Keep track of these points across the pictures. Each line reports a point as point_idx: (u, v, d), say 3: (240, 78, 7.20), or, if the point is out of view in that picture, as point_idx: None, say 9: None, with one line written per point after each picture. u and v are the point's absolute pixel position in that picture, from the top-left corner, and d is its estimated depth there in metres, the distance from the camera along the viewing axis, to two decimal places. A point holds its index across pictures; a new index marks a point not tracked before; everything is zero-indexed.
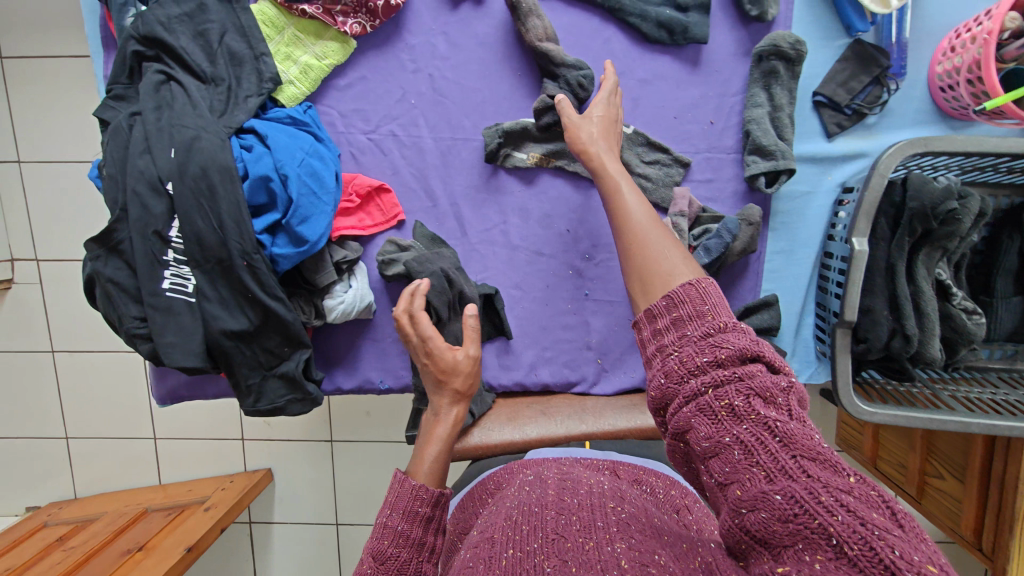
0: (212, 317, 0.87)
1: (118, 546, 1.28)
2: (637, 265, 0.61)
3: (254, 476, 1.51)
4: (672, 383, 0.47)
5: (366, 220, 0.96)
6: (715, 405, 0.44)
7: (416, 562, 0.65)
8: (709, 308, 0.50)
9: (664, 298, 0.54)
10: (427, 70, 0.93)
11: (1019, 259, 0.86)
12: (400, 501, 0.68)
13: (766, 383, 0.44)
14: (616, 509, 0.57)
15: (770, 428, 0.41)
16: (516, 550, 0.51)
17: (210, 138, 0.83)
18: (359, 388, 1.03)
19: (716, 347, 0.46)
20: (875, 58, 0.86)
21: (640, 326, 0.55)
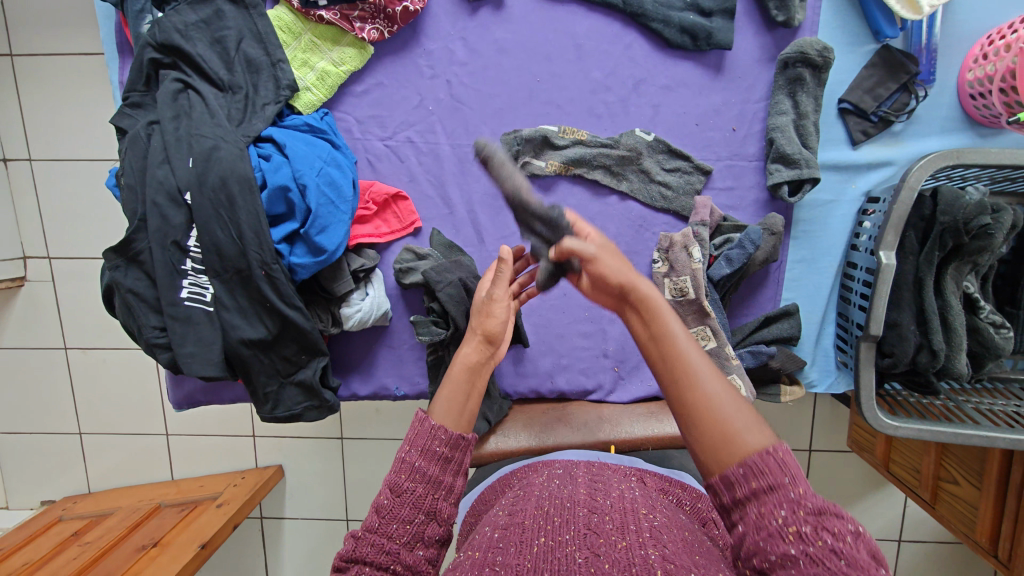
0: (231, 326, 0.87)
1: (134, 542, 1.30)
2: (700, 433, 0.49)
3: (265, 472, 1.52)
4: (750, 532, 0.45)
5: (383, 227, 0.95)
6: (784, 529, 0.43)
7: (434, 499, 0.61)
8: (791, 474, 0.46)
9: (738, 464, 0.47)
10: (445, 76, 0.92)
11: None
12: (419, 439, 0.63)
13: (836, 523, 0.43)
14: (648, 514, 0.60)
15: (839, 552, 0.41)
16: (549, 539, 0.55)
17: (229, 148, 0.82)
18: (375, 394, 1.03)
19: (795, 502, 0.44)
20: (903, 64, 0.84)
21: (710, 488, 0.49)
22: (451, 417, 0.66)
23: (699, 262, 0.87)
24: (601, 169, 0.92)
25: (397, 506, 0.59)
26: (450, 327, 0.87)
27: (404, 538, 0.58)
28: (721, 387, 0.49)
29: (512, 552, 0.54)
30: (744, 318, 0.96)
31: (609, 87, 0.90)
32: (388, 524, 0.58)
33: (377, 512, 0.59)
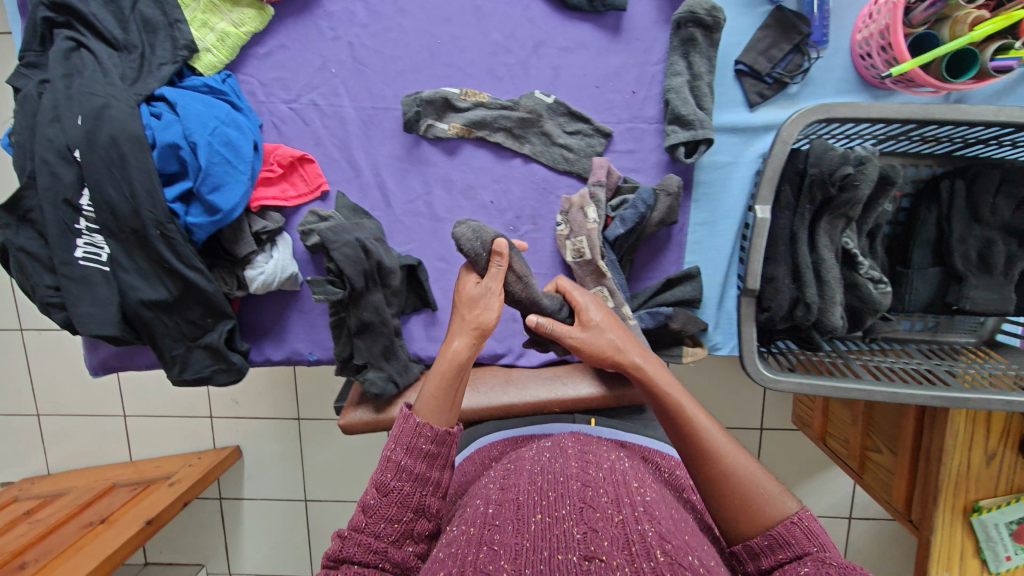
0: (129, 287, 0.87)
1: (83, 518, 1.41)
2: (733, 495, 0.60)
3: (222, 453, 1.58)
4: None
5: (288, 190, 0.95)
6: None
7: (421, 496, 0.63)
8: (815, 543, 0.54)
9: (762, 536, 0.56)
10: (346, 38, 0.92)
11: (936, 229, 0.87)
12: (405, 437, 0.65)
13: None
14: (641, 490, 0.60)
15: None
16: (544, 515, 0.54)
17: (120, 107, 0.82)
18: (288, 359, 1.04)
19: (820, 562, 0.51)
20: (795, 25, 0.85)
21: (736, 555, 0.59)
22: (440, 413, 0.69)
23: (595, 223, 0.88)
24: (502, 132, 0.93)
25: (383, 504, 0.61)
26: (348, 288, 0.88)
27: (392, 535, 0.60)
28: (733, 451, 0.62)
29: (509, 531, 0.52)
30: (647, 281, 0.97)
31: (509, 49, 0.91)
32: (375, 522, 0.60)
33: (363, 510, 0.61)
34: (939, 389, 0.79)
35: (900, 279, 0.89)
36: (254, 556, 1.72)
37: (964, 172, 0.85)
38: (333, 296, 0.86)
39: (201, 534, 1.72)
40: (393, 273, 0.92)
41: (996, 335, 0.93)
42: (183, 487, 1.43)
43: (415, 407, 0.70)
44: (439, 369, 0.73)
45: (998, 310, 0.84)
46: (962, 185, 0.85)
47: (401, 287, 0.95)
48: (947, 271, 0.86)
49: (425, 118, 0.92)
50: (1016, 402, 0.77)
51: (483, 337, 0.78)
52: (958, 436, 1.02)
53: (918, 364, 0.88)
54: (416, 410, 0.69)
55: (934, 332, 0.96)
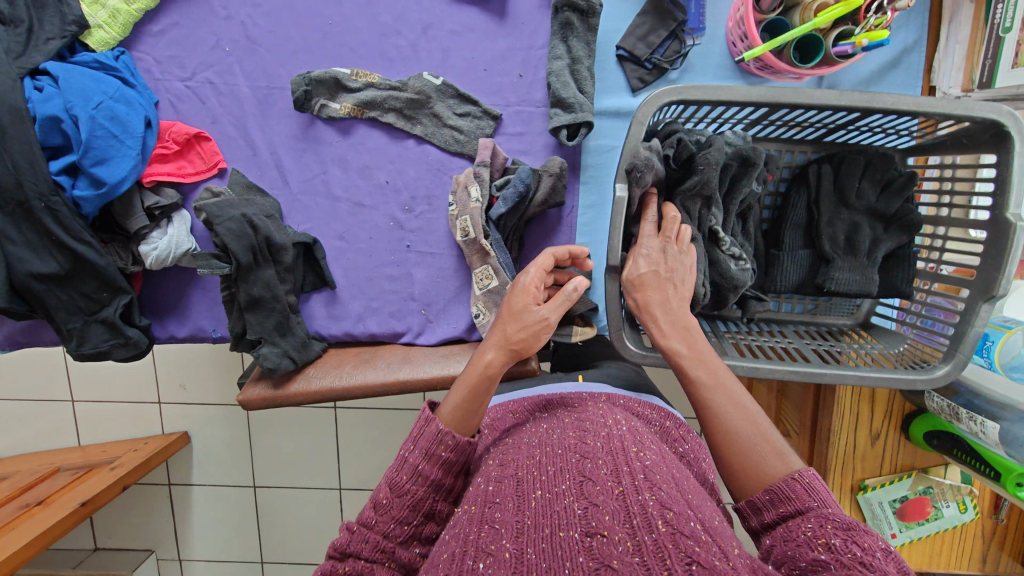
0: (17, 259, 0.88)
1: (24, 499, 1.41)
2: (738, 455, 0.58)
3: (170, 437, 1.61)
4: (778, 540, 0.50)
5: (186, 168, 0.97)
6: (814, 543, 0.47)
7: (433, 500, 0.63)
8: (817, 501, 0.52)
9: (764, 491, 0.55)
10: (239, 17, 0.93)
11: (807, 212, 0.90)
12: (427, 444, 0.64)
13: (873, 542, 0.45)
14: (640, 454, 0.57)
15: (867, 564, 0.43)
16: (544, 491, 0.52)
17: (1, 79, 0.83)
18: (193, 336, 1.05)
19: (823, 517, 0.49)
20: (671, 11, 0.87)
21: (742, 511, 0.57)
22: (467, 423, 0.67)
23: (477, 201, 0.90)
24: (394, 113, 0.94)
25: (393, 503, 0.61)
26: (234, 263, 0.89)
27: (400, 536, 0.60)
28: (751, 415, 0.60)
29: (509, 508, 0.51)
30: None
31: (399, 31, 0.92)
32: (383, 521, 0.60)
33: (373, 506, 0.62)
34: (798, 363, 0.82)
35: (773, 261, 0.92)
36: (202, 543, 1.74)
37: (832, 157, 0.89)
38: (218, 270, 0.87)
39: (149, 521, 1.73)
40: (284, 249, 0.94)
41: (871, 317, 0.97)
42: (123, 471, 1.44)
43: (437, 410, 0.69)
44: (476, 385, 0.69)
45: (862, 291, 0.87)
46: (827, 169, 0.88)
47: (294, 263, 0.97)
48: (816, 254, 0.89)
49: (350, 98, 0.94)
50: (868, 376, 0.80)
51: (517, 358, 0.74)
52: (844, 413, 1.04)
53: (785, 342, 0.92)
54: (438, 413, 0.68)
55: (814, 314, 0.99)
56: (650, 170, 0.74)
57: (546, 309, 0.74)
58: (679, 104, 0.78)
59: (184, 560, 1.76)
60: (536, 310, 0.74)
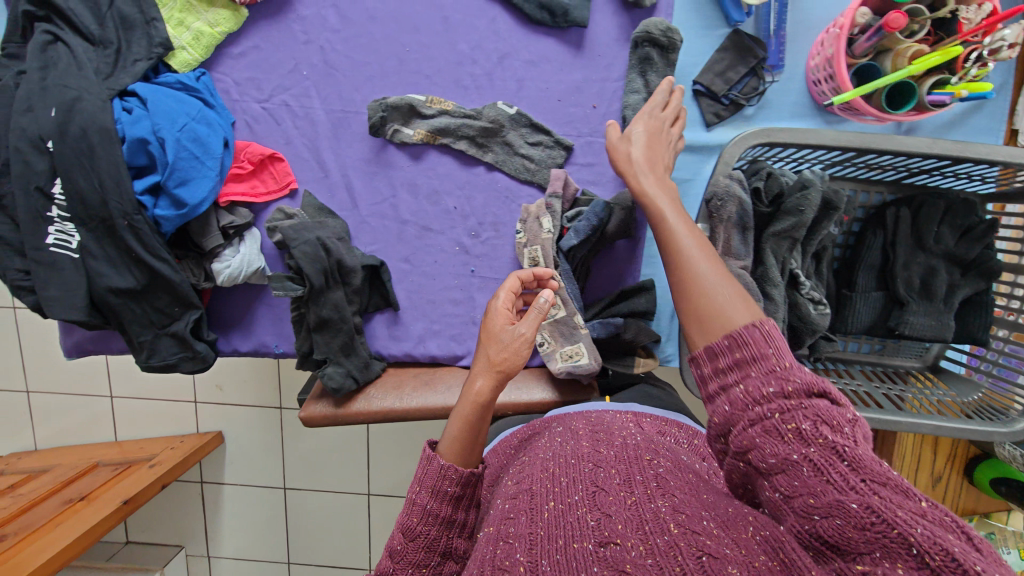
0: (98, 274, 0.90)
1: (64, 496, 1.44)
2: (692, 303, 0.56)
3: (204, 437, 1.63)
4: (737, 409, 0.48)
5: (258, 187, 0.98)
6: (782, 428, 0.45)
7: (449, 538, 0.65)
8: (774, 347, 0.49)
9: (724, 337, 0.52)
10: (318, 42, 0.95)
11: (882, 255, 0.89)
12: (430, 479, 0.66)
13: (833, 412, 0.44)
14: (651, 462, 0.60)
15: (840, 452, 0.42)
16: (558, 501, 0.55)
17: (92, 100, 0.85)
18: (256, 351, 1.07)
19: (784, 378, 0.46)
20: (752, 48, 0.87)
21: (696, 360, 0.54)
22: (463, 454, 0.69)
23: (549, 233, 0.90)
24: (466, 140, 0.95)
25: (409, 548, 0.64)
26: (307, 286, 0.91)
27: None
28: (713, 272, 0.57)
29: (523, 521, 0.54)
30: (603, 291, 1.00)
31: (475, 60, 0.93)
32: (402, 567, 0.63)
33: (389, 554, 0.64)
34: (873, 410, 0.81)
35: (846, 302, 0.91)
36: (232, 542, 1.76)
37: (910, 201, 0.88)
38: (293, 292, 0.89)
39: (181, 518, 1.75)
40: (355, 272, 0.95)
41: (941, 360, 0.96)
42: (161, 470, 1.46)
43: (438, 447, 0.70)
44: (463, 415, 0.72)
45: (937, 336, 0.87)
46: (906, 212, 0.87)
47: (362, 286, 0.98)
48: (890, 296, 0.89)
49: (428, 120, 0.94)
50: (945, 425, 0.79)
51: (505, 379, 0.76)
52: (905, 455, 1.03)
53: (854, 385, 0.91)
54: (438, 449, 0.70)
55: (881, 355, 0.99)
56: (733, 201, 0.74)
57: (520, 327, 0.78)
58: (768, 146, 0.78)
59: (212, 557, 1.78)
60: (511, 330, 0.77)
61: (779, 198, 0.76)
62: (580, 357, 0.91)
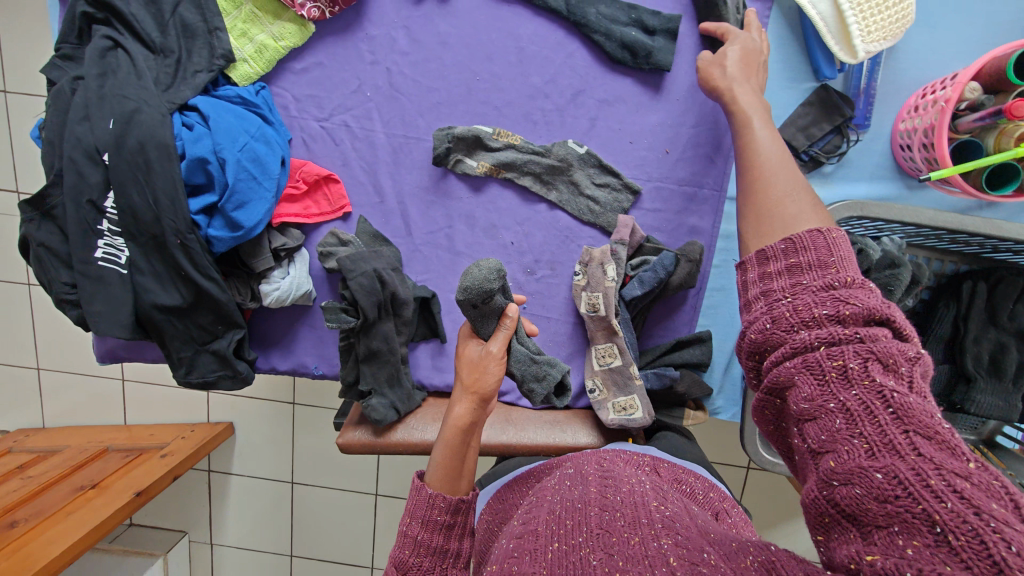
0: (144, 289, 0.86)
1: (72, 483, 1.31)
2: (751, 200, 0.54)
3: (214, 427, 1.50)
4: (779, 330, 0.43)
5: (311, 208, 0.95)
6: (826, 365, 0.39)
7: (443, 568, 0.65)
8: (839, 263, 0.44)
9: (782, 241, 0.48)
10: (385, 64, 0.92)
11: (952, 327, 0.87)
12: (417, 509, 0.66)
13: (889, 348, 0.38)
14: (660, 507, 0.56)
15: (885, 398, 0.36)
16: (562, 544, 0.51)
17: (151, 112, 0.81)
18: (293, 370, 1.03)
19: (841, 302, 0.41)
20: (839, 106, 0.83)
21: (745, 267, 0.50)
22: (452, 484, 0.70)
23: (613, 280, 0.88)
24: (530, 176, 0.92)
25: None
26: (361, 318, 0.88)
27: None
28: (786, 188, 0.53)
29: (526, 561, 0.50)
30: (658, 338, 0.97)
31: (547, 94, 0.90)
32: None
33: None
34: None
35: None
36: (236, 529, 1.59)
37: (987, 274, 0.86)
38: (346, 324, 0.86)
39: (185, 501, 1.59)
40: (408, 304, 0.92)
41: (997, 435, 0.94)
42: (174, 459, 1.36)
43: (427, 477, 0.71)
44: (445, 445, 0.72)
45: (1004, 417, 0.84)
46: (984, 287, 0.85)
47: (412, 317, 0.95)
48: (956, 370, 0.87)
49: (473, 164, 0.92)
50: None
51: (485, 402, 0.76)
52: None
53: None
54: (426, 479, 0.70)
55: None
56: None
57: (489, 345, 0.76)
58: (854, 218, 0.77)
59: (215, 544, 1.61)
60: (481, 350, 0.77)
61: (864, 273, 0.74)
62: (635, 410, 0.89)
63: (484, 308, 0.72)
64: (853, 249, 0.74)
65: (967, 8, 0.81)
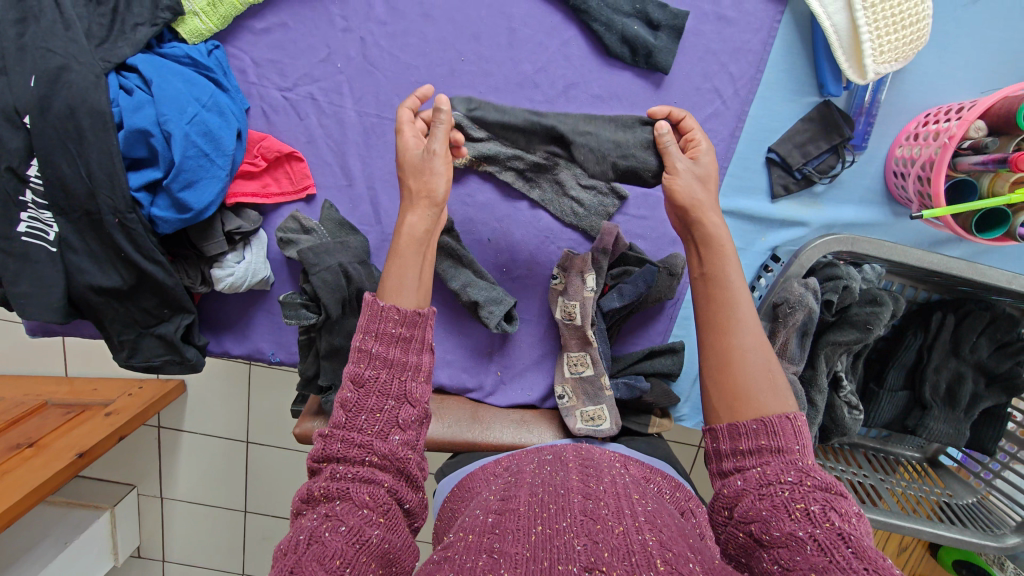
0: (78, 270, 0.77)
1: (5, 440, 1.22)
2: (726, 378, 0.52)
3: (165, 385, 1.40)
4: (749, 486, 0.47)
5: (271, 186, 0.86)
6: (790, 505, 0.43)
7: (401, 382, 0.53)
8: (801, 442, 0.48)
9: (753, 420, 0.50)
10: (359, 32, 0.84)
11: (917, 354, 0.90)
12: (371, 324, 0.54)
13: (846, 507, 0.43)
14: (641, 500, 0.55)
15: (845, 538, 0.40)
16: (545, 527, 0.49)
17: (82, 71, 0.71)
18: (248, 356, 0.96)
19: (803, 471, 0.45)
20: (839, 125, 0.80)
21: (712, 433, 0.52)
22: (405, 293, 0.56)
23: (591, 291, 0.86)
24: (512, 172, 0.87)
25: (362, 398, 0.52)
26: (322, 314, 0.82)
27: (375, 428, 0.51)
28: (754, 347, 0.53)
29: (510, 539, 0.47)
30: (631, 347, 0.97)
31: (537, 84, 0.84)
32: (357, 417, 0.51)
33: (342, 406, 0.52)
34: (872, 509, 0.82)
35: (871, 397, 0.92)
36: (188, 482, 1.51)
37: (957, 306, 0.88)
38: (305, 321, 0.80)
39: (132, 455, 1.51)
40: None
41: (940, 455, 0.98)
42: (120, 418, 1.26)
43: (380, 296, 0.57)
44: (397, 249, 0.58)
45: (953, 443, 0.88)
46: (952, 320, 0.87)
47: None
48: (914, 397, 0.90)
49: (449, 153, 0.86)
50: (941, 534, 0.81)
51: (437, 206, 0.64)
52: None
53: (860, 476, 0.91)
54: (380, 296, 0.57)
55: (884, 442, 1.00)
56: (804, 309, 0.70)
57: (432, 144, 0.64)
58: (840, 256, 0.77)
59: (165, 499, 1.53)
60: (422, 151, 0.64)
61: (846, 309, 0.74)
62: (602, 421, 0.86)
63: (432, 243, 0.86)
64: (838, 284, 0.72)
65: (978, 34, 0.78)
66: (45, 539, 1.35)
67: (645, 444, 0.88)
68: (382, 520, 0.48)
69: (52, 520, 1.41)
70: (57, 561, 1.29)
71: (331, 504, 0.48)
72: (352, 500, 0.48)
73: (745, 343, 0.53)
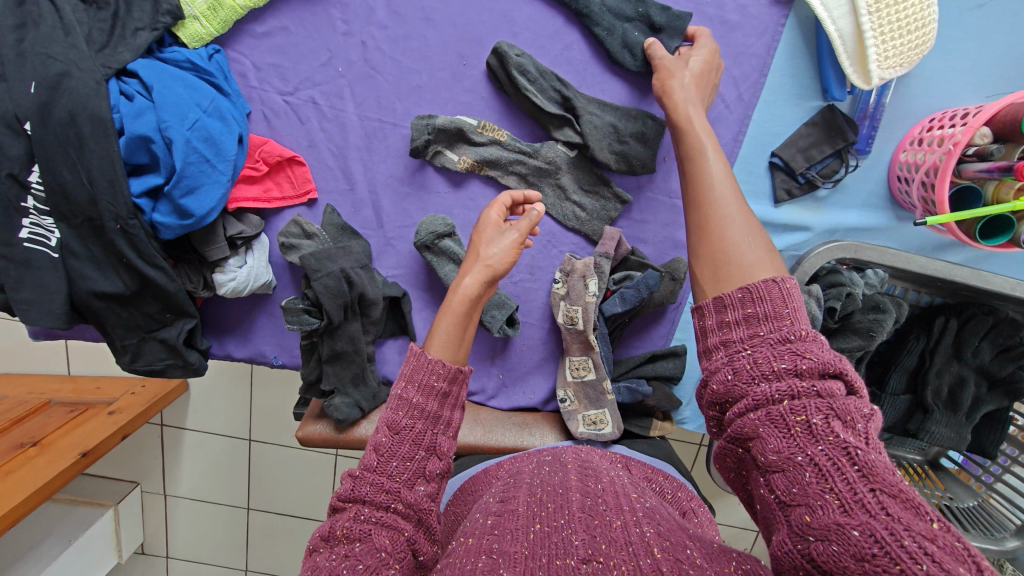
0: (80, 275, 0.77)
1: (10, 439, 1.22)
2: (708, 247, 0.50)
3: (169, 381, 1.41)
4: (741, 382, 0.42)
5: (272, 191, 0.86)
6: (789, 419, 0.39)
7: (433, 434, 0.54)
8: (792, 312, 0.43)
9: (738, 288, 0.46)
10: (360, 36, 0.83)
11: (918, 359, 0.90)
12: (416, 373, 0.56)
13: (847, 405, 0.39)
14: (640, 497, 0.54)
15: (849, 453, 0.37)
16: (543, 525, 0.48)
17: (82, 78, 0.71)
18: (251, 360, 0.96)
19: (798, 356, 0.41)
20: (843, 129, 0.79)
21: (699, 311, 0.48)
22: (448, 346, 0.59)
23: (593, 296, 0.86)
24: (514, 177, 0.86)
25: (396, 444, 0.52)
26: (324, 320, 0.82)
27: (404, 475, 0.51)
28: (739, 222, 0.50)
29: (508, 539, 0.47)
30: (633, 351, 0.97)
31: None
32: (388, 462, 0.52)
33: (375, 449, 0.52)
34: None
35: (873, 400, 0.92)
36: (191, 480, 1.51)
37: (959, 311, 0.87)
38: (309, 327, 0.81)
39: (136, 454, 1.51)
40: (376, 305, 0.85)
41: (941, 457, 0.97)
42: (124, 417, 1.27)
43: (424, 348, 0.60)
44: (450, 305, 0.63)
45: (955, 448, 0.88)
46: (955, 325, 0.86)
47: (381, 317, 0.88)
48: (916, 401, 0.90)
49: (451, 158, 0.85)
50: None
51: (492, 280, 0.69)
52: None
53: None
54: (426, 347, 0.59)
55: (887, 446, 1.00)
56: (806, 316, 0.71)
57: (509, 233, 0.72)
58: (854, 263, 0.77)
59: (169, 496, 1.54)
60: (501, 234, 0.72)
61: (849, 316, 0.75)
62: (603, 425, 0.87)
63: (434, 248, 0.85)
64: (841, 291, 0.73)
65: (983, 38, 0.77)
66: (49, 535, 1.36)
67: (647, 446, 0.88)
68: (399, 568, 0.47)
69: (56, 517, 1.41)
70: (61, 558, 1.30)
71: (350, 545, 0.47)
72: (372, 543, 0.47)
73: (730, 215, 0.51)
